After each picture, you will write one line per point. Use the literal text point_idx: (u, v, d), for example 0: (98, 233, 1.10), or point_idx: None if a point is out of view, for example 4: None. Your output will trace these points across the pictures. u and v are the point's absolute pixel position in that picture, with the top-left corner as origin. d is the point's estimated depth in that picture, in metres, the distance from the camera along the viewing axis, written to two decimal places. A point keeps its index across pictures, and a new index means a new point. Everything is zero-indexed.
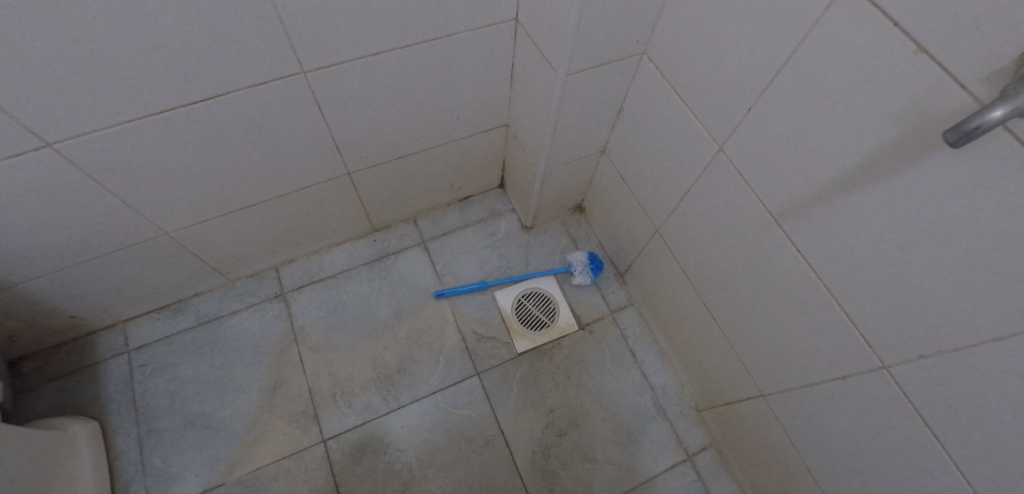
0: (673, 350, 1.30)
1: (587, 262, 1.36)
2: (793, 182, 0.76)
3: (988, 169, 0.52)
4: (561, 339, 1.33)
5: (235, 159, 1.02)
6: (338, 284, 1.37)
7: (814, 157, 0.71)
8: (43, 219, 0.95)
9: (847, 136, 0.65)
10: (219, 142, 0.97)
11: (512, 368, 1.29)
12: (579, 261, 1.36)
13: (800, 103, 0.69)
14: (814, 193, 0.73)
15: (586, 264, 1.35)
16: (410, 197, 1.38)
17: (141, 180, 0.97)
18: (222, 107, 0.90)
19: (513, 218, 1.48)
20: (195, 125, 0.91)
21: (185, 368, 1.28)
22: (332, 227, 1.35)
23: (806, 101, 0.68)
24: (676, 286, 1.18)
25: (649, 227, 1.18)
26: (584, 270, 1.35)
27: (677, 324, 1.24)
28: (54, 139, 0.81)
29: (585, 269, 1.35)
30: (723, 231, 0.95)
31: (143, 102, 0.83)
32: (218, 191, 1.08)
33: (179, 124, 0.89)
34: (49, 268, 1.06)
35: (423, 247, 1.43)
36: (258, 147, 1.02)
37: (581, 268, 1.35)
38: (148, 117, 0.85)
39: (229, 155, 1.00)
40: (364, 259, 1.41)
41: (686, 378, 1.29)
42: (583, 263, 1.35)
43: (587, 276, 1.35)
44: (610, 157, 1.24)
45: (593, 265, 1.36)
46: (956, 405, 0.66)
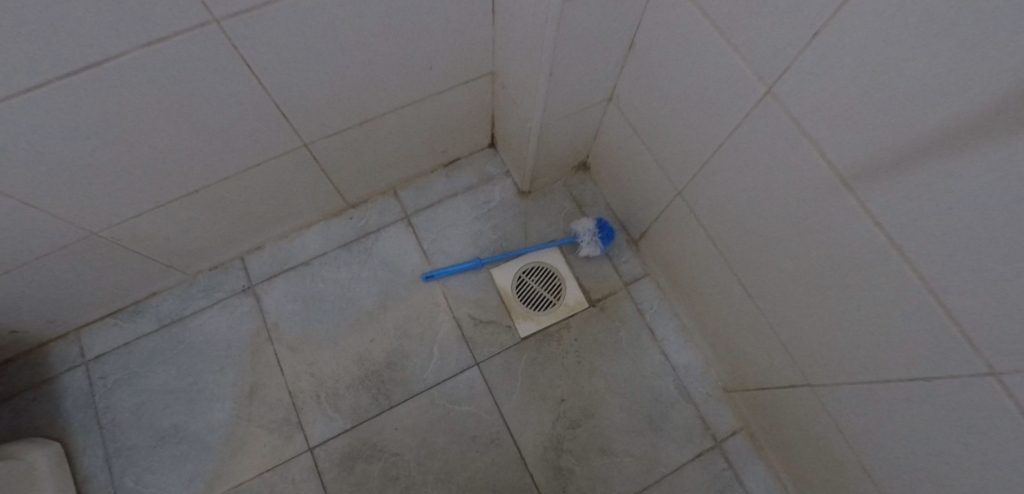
0: (697, 326, 1.14)
1: (596, 230, 1.16)
2: (876, 134, 0.56)
3: None
4: (569, 318, 1.17)
5: (153, 137, 0.82)
6: (313, 271, 1.20)
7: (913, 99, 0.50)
8: None
9: (976, 64, 0.44)
10: (127, 121, 0.76)
11: (516, 356, 1.14)
12: (585, 231, 1.16)
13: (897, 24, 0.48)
14: (909, 147, 0.53)
15: (595, 233, 1.16)
16: (386, 166, 1.17)
17: (39, 176, 0.77)
18: (115, 76, 0.68)
19: (507, 182, 1.28)
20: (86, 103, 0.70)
21: (150, 377, 1.14)
22: (298, 207, 1.16)
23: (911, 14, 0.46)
24: (702, 257, 1.00)
25: (669, 189, 0.99)
26: (592, 241, 1.16)
27: (703, 298, 1.07)
28: None
29: (594, 239, 1.16)
30: (769, 195, 0.76)
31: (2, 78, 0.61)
32: (144, 178, 0.88)
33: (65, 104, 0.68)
34: None
35: (406, 222, 1.24)
36: (181, 122, 0.81)
37: (589, 239, 1.16)
38: (12, 98, 0.64)
39: (145, 133, 0.80)
40: (340, 240, 1.23)
41: (712, 356, 1.13)
42: (591, 232, 1.16)
43: (597, 246, 1.16)
44: (619, 106, 1.03)
45: (603, 234, 1.17)
46: None
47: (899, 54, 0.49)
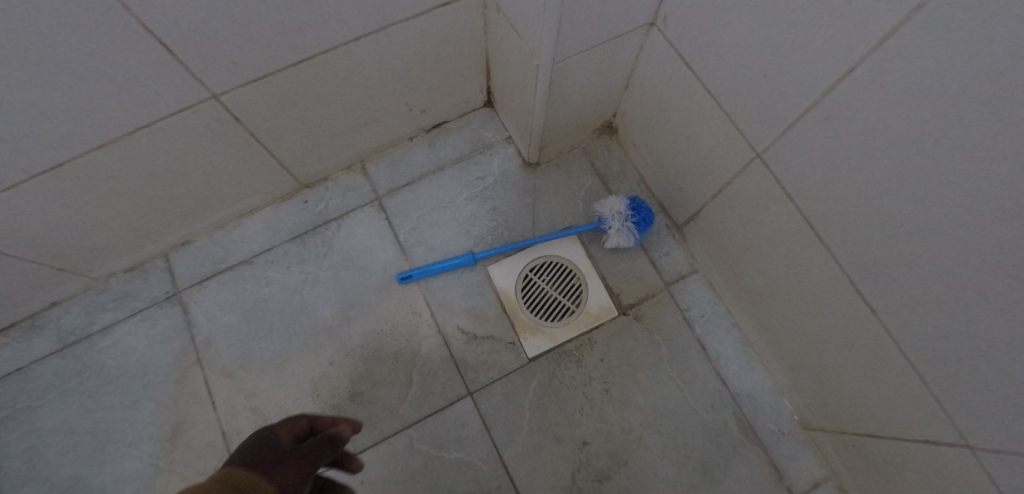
0: (767, 341, 0.83)
1: (629, 213, 0.85)
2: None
3: None
4: (593, 332, 0.87)
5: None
6: (256, 272, 0.92)
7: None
8: None
9: None
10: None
11: (522, 383, 0.85)
12: (615, 214, 0.86)
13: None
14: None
15: (627, 219, 0.85)
16: (344, 131, 0.87)
17: None
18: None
19: (509, 152, 0.98)
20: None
21: (48, 414, 0.88)
22: (227, 187, 0.87)
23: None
24: (787, 250, 0.69)
25: (741, 152, 0.68)
26: (623, 229, 0.85)
27: (782, 307, 0.76)
28: None
29: (627, 226, 0.85)
30: (948, 151, 0.44)
31: None
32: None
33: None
34: None
35: (376, 206, 0.95)
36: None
37: (618, 227, 0.85)
38: None
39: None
40: (291, 231, 0.94)
41: (788, 382, 0.83)
42: (623, 217, 0.85)
43: (630, 236, 0.86)
44: (666, 33, 0.71)
45: (639, 218, 0.86)
46: None
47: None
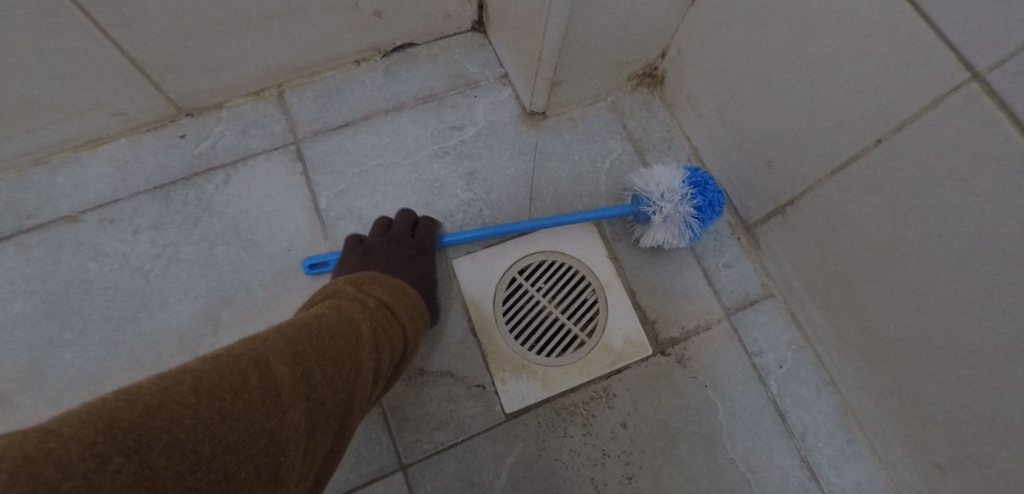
0: (892, 418, 0.51)
1: (687, 193, 0.53)
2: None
3: None
4: (611, 378, 0.55)
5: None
6: (82, 237, 0.58)
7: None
8: None
9: None
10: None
11: (491, 455, 0.51)
12: (662, 193, 0.53)
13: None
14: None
15: (682, 203, 0.53)
16: (243, 22, 0.54)
17: None
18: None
19: (502, 95, 0.66)
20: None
21: None
22: (33, 88, 0.52)
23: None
24: (999, 267, 0.38)
25: (933, 80, 0.37)
26: (679, 218, 0.53)
27: (947, 369, 0.44)
28: None
29: (683, 214, 0.53)
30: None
31: None
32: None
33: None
34: None
35: (290, 154, 0.61)
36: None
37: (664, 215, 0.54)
38: None
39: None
40: (151, 178, 0.60)
41: (919, 488, 0.51)
42: (679, 201, 0.53)
43: (683, 231, 0.54)
44: None
45: (702, 202, 0.53)
46: None
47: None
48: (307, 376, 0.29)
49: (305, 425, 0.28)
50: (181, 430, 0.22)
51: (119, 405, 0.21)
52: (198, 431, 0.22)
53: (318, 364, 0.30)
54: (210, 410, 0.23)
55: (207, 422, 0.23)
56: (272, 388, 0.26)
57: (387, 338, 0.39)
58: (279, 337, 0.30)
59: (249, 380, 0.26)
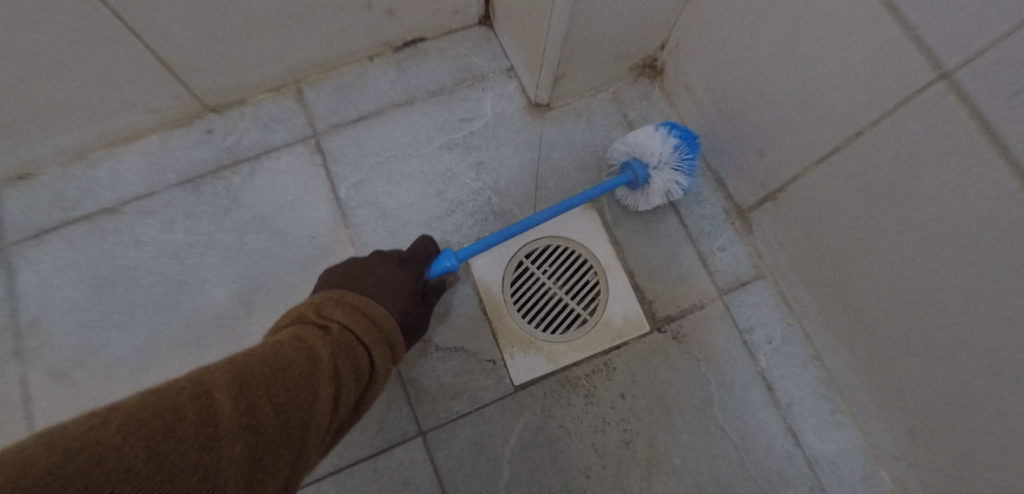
0: (870, 389, 0.56)
1: (663, 135, 0.56)
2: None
3: None
4: (611, 353, 0.59)
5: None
6: (123, 227, 0.62)
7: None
8: None
9: None
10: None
11: (501, 422, 0.57)
12: (641, 147, 0.57)
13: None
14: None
15: (663, 144, 0.56)
16: (264, 24, 0.58)
17: None
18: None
19: (508, 87, 0.69)
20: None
21: None
22: (75, 90, 0.57)
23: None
24: (961, 250, 0.41)
25: (904, 79, 0.40)
26: (673, 178, 0.57)
27: (917, 343, 0.48)
28: None
29: (676, 173, 0.57)
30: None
31: None
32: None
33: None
34: None
35: (310, 148, 0.66)
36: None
37: (654, 161, 0.57)
38: None
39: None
40: (183, 171, 0.64)
41: (894, 452, 0.56)
42: (671, 162, 0.56)
43: (679, 170, 0.56)
44: None
45: (680, 136, 0.57)
46: None
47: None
48: (255, 407, 0.28)
49: (255, 458, 0.27)
50: (100, 472, 0.21)
51: (34, 450, 0.21)
52: (118, 472, 0.22)
53: (268, 394, 0.29)
54: (136, 452, 0.23)
55: (131, 463, 0.22)
56: (210, 423, 0.26)
57: (355, 362, 0.38)
58: (223, 370, 0.29)
59: (183, 416, 0.25)
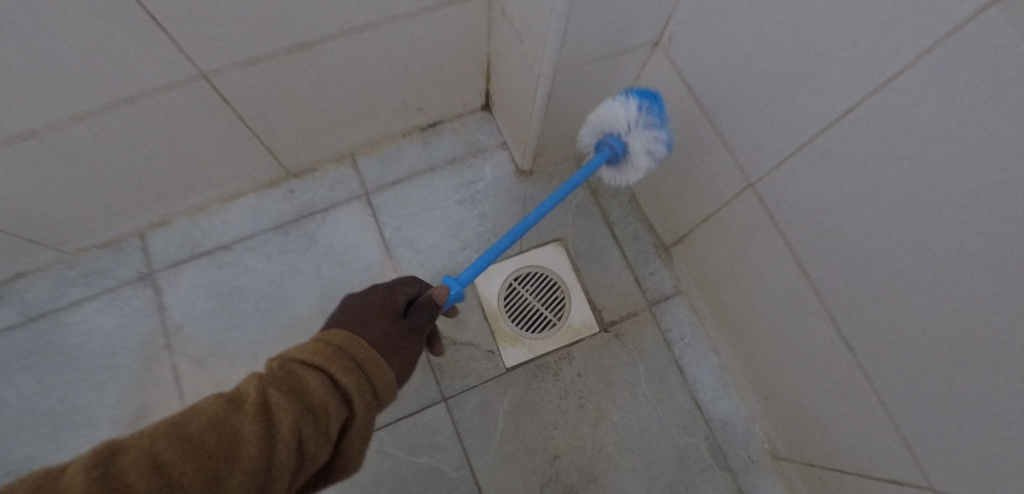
0: (745, 369, 0.84)
1: (625, 102, 0.64)
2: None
3: None
4: (572, 346, 0.87)
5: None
6: (236, 260, 0.90)
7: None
8: None
9: None
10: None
11: (497, 392, 0.84)
12: (613, 117, 0.65)
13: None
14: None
15: (628, 110, 0.64)
16: (335, 122, 0.85)
17: None
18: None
19: (502, 157, 0.97)
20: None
21: (4, 389, 0.85)
22: (210, 167, 0.84)
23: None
24: (770, 281, 0.69)
25: (736, 181, 0.67)
26: (648, 138, 0.64)
27: (761, 337, 0.76)
28: None
29: (647, 134, 0.64)
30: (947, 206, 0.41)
31: None
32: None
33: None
34: None
35: (363, 202, 0.93)
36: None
37: (627, 127, 0.64)
38: None
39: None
40: (275, 220, 0.92)
41: (761, 411, 0.83)
42: (639, 124, 0.64)
43: (650, 129, 0.64)
44: (669, 54, 0.69)
45: (642, 100, 0.65)
46: None
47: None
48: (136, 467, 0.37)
49: None
50: None
51: None
52: None
53: (160, 453, 0.38)
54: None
55: None
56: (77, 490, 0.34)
57: (302, 399, 0.45)
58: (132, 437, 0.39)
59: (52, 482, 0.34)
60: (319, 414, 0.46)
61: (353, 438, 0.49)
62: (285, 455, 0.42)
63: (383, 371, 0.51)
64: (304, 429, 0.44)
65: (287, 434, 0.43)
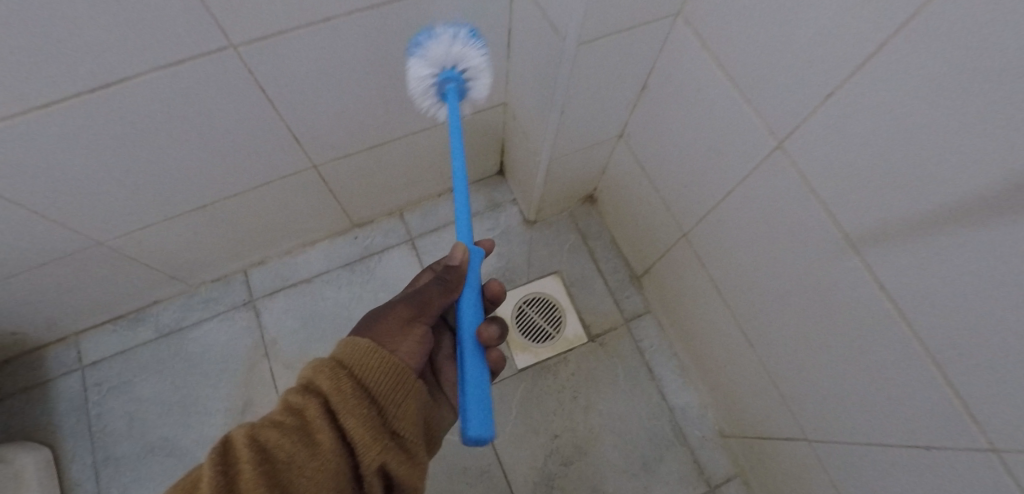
0: (697, 368, 1.12)
1: (428, 45, 0.69)
2: (903, 198, 0.52)
3: None
4: (567, 352, 1.16)
5: (118, 145, 0.75)
6: (316, 290, 1.21)
7: (942, 163, 0.47)
8: None
9: (1001, 135, 0.41)
10: (105, 126, 0.71)
11: (512, 387, 1.13)
12: (427, 73, 0.71)
13: (943, 85, 0.44)
14: (935, 213, 0.49)
15: (437, 48, 0.69)
16: (392, 188, 1.17)
17: (73, 185, 0.79)
18: (116, 90, 0.66)
19: (513, 210, 1.28)
20: (68, 117, 0.67)
21: (145, 386, 1.14)
22: (302, 222, 1.16)
23: (955, 61, 0.42)
24: (703, 300, 0.99)
25: (676, 231, 0.98)
26: (469, 51, 0.70)
27: (704, 342, 1.05)
28: None
29: (464, 52, 0.70)
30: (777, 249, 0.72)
31: (45, 89, 0.62)
32: (117, 192, 0.85)
33: (25, 107, 0.63)
34: None
35: (409, 245, 1.24)
36: (150, 133, 0.76)
37: (435, 63, 0.70)
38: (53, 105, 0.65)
39: (114, 141, 0.74)
40: (344, 260, 1.23)
41: (710, 399, 1.11)
42: (450, 51, 0.69)
43: (467, 45, 0.70)
44: (628, 144, 1.01)
45: (417, 42, 0.70)
46: None
47: (943, 110, 0.45)
48: None
49: None
50: None
51: None
52: None
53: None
54: None
55: None
56: None
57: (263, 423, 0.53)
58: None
59: None
60: (283, 422, 0.53)
61: (344, 418, 0.54)
62: (248, 456, 0.49)
63: (352, 347, 0.60)
64: (266, 434, 0.52)
65: (244, 447, 0.50)
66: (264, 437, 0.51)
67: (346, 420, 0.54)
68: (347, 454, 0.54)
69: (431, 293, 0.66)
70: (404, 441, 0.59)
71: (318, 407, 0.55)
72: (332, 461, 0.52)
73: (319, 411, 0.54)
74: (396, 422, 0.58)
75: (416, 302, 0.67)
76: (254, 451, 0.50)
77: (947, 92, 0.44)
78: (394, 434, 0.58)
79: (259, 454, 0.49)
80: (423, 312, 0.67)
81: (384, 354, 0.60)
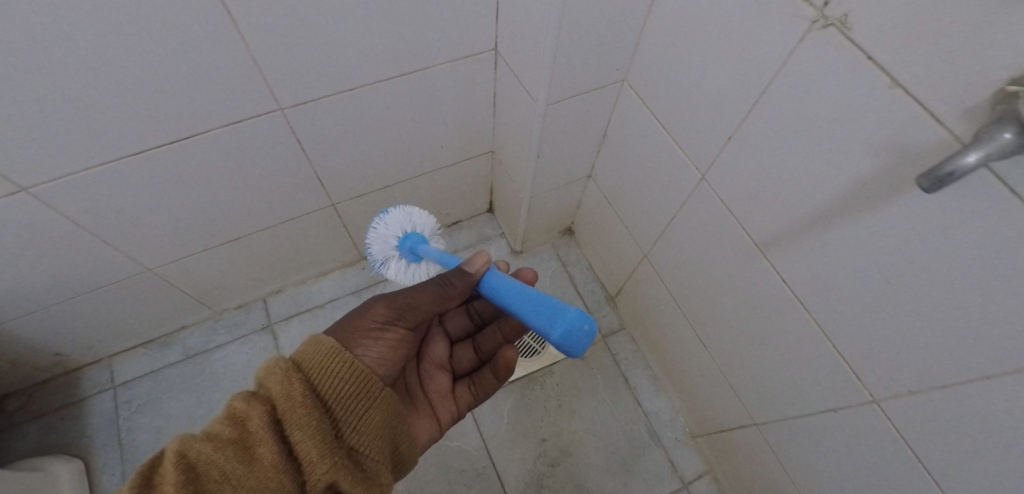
0: (666, 376, 1.27)
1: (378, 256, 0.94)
2: (785, 210, 0.71)
3: (954, 206, 0.51)
4: (552, 365, 1.31)
5: (180, 185, 0.93)
6: (328, 315, 1.36)
7: (803, 183, 0.66)
8: (39, 264, 0.95)
9: (829, 160, 0.61)
10: (173, 169, 0.89)
11: (503, 397, 1.27)
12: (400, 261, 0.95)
13: (792, 128, 0.64)
14: (804, 219, 0.68)
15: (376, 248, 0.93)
16: None
17: (138, 218, 0.96)
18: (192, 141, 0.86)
19: (502, 242, 1.47)
20: (149, 160, 0.85)
21: (171, 402, 1.26)
22: (317, 254, 1.33)
23: (795, 114, 0.63)
24: (664, 312, 1.16)
25: (638, 253, 1.16)
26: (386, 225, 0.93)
27: (669, 350, 1.21)
28: (64, 173, 0.80)
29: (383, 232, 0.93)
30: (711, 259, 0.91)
31: (136, 139, 0.81)
32: (172, 225, 1.02)
33: (123, 153, 0.82)
34: (44, 305, 1.05)
35: None
36: (207, 176, 0.94)
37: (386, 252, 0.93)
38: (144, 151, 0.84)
39: (179, 183, 0.93)
40: (354, 288, 1.40)
41: (679, 403, 1.26)
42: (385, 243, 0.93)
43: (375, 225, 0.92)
44: (597, 183, 1.21)
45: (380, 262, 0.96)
46: (943, 427, 0.63)
47: (793, 144, 0.65)
48: None
49: None
50: None
51: None
52: None
53: None
54: None
55: None
56: None
57: (199, 438, 0.59)
58: None
59: None
60: (219, 439, 0.59)
61: (291, 431, 0.61)
62: (176, 477, 0.54)
63: (311, 356, 0.68)
64: (199, 451, 0.57)
65: (173, 465, 0.55)
66: (194, 456, 0.57)
67: (295, 433, 0.61)
68: (293, 470, 0.60)
69: (425, 295, 0.78)
70: (359, 457, 0.66)
71: (263, 418, 0.61)
72: (269, 477, 0.58)
73: (261, 425, 0.60)
74: (350, 436, 0.65)
75: (395, 308, 0.80)
76: (184, 468, 0.55)
77: (794, 133, 0.64)
78: (349, 448, 0.65)
79: (185, 473, 0.55)
80: (401, 317, 0.80)
81: (346, 360, 0.69)
